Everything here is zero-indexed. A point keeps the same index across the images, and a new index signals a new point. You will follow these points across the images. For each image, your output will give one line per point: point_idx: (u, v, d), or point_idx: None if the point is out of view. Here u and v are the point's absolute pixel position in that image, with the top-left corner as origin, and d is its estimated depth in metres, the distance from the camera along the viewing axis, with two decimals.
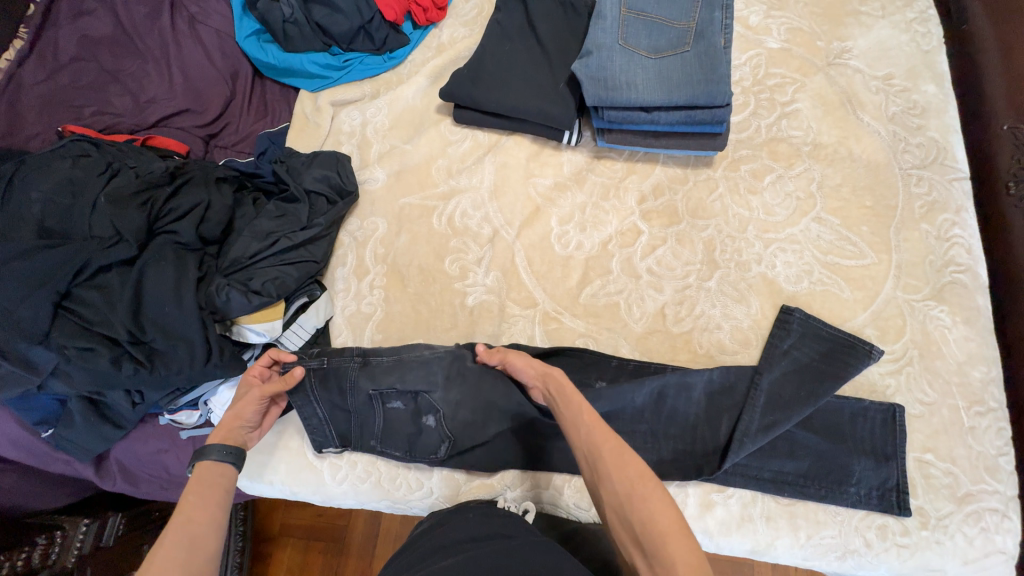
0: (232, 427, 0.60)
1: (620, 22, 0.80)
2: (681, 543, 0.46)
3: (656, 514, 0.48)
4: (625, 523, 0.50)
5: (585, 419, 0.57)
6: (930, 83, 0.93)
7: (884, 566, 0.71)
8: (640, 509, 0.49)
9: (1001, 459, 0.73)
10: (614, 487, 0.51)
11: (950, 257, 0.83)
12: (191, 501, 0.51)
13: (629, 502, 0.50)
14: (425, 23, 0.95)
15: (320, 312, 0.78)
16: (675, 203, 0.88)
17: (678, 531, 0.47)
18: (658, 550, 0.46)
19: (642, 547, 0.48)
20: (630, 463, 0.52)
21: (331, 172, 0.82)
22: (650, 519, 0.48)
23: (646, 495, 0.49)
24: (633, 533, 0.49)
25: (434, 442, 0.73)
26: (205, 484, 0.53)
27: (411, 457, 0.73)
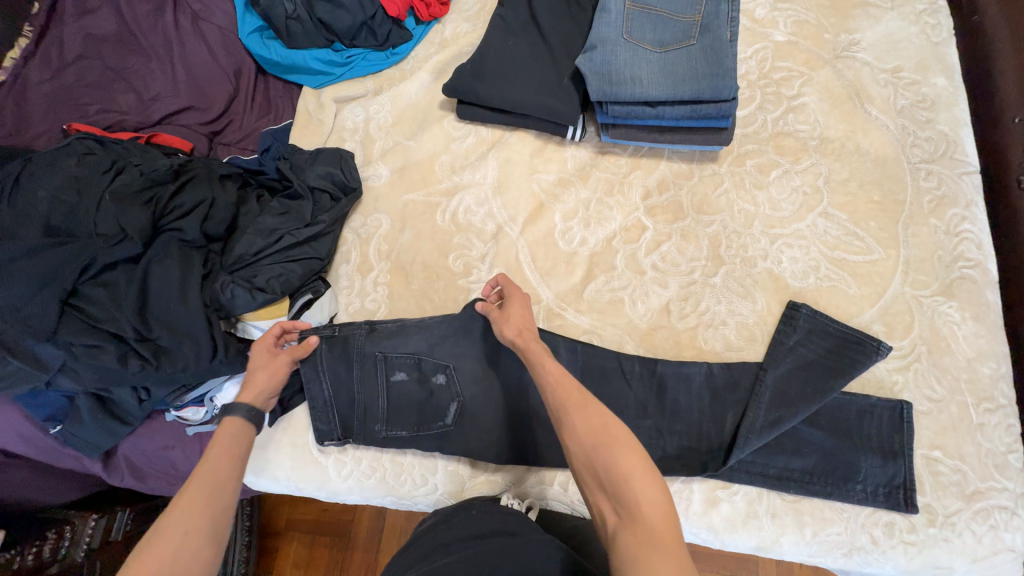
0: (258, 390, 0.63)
1: (624, 15, 0.79)
2: (646, 482, 0.48)
3: (621, 456, 0.50)
4: (591, 470, 0.52)
5: (555, 378, 0.59)
6: (940, 75, 0.92)
7: (890, 563, 0.71)
8: (606, 455, 0.51)
9: (1011, 456, 0.73)
10: (580, 438, 0.53)
11: (960, 252, 0.82)
12: (209, 456, 0.53)
13: (595, 451, 0.52)
14: (427, 19, 0.94)
15: (324, 309, 0.78)
16: (680, 198, 0.87)
17: (641, 470, 0.49)
18: (624, 491, 0.49)
19: (607, 491, 0.50)
20: (596, 414, 0.54)
21: (335, 168, 0.82)
22: (616, 463, 0.50)
23: (611, 443, 0.51)
24: (599, 479, 0.51)
25: (446, 400, 0.74)
26: (221, 443, 0.55)
27: (426, 418, 0.73)
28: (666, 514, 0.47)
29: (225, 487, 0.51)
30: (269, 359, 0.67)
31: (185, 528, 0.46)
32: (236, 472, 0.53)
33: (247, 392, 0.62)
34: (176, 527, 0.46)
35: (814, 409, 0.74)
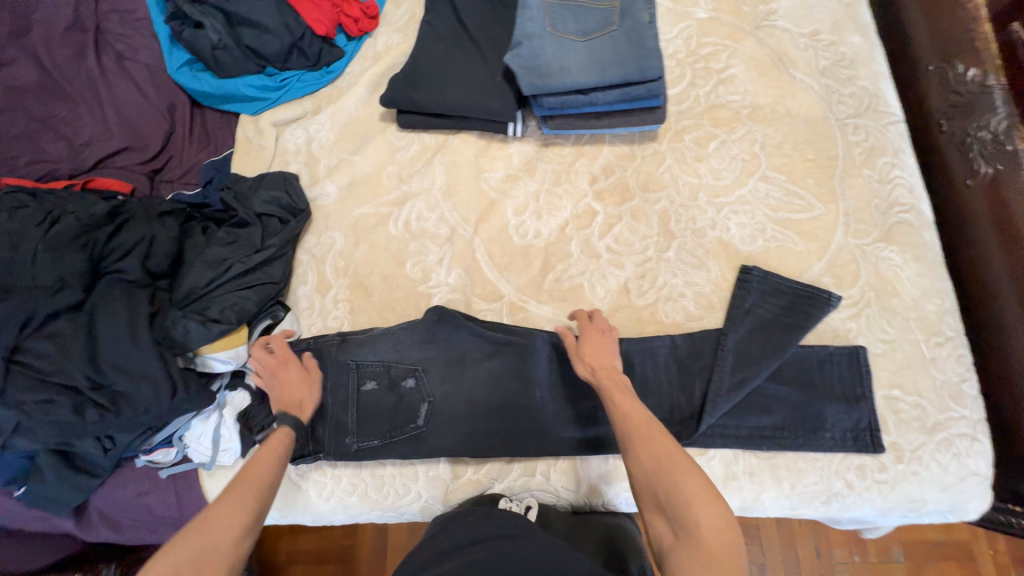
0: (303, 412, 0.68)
1: (545, 10, 0.81)
2: (708, 510, 0.53)
3: (682, 482, 0.55)
4: (652, 494, 0.56)
5: (623, 410, 0.62)
6: (855, 34, 0.97)
7: (868, 504, 0.73)
8: (669, 482, 0.55)
9: (964, 385, 0.76)
10: (643, 463, 0.58)
11: (894, 198, 0.86)
12: (257, 453, 0.61)
13: (655, 475, 0.56)
14: (358, 34, 0.95)
15: (285, 334, 0.78)
16: (626, 180, 0.89)
17: (702, 497, 0.54)
18: (687, 519, 0.53)
19: (667, 516, 0.55)
20: (659, 443, 0.58)
21: (280, 192, 0.82)
22: (678, 490, 0.54)
23: (674, 470, 0.56)
24: (659, 503, 0.55)
25: (416, 403, 0.74)
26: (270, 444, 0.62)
27: (397, 425, 0.73)
28: (727, 543, 0.51)
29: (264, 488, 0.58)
30: (292, 381, 0.70)
31: (228, 518, 0.54)
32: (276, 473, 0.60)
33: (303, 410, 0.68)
34: (223, 514, 0.54)
35: (776, 365, 0.76)
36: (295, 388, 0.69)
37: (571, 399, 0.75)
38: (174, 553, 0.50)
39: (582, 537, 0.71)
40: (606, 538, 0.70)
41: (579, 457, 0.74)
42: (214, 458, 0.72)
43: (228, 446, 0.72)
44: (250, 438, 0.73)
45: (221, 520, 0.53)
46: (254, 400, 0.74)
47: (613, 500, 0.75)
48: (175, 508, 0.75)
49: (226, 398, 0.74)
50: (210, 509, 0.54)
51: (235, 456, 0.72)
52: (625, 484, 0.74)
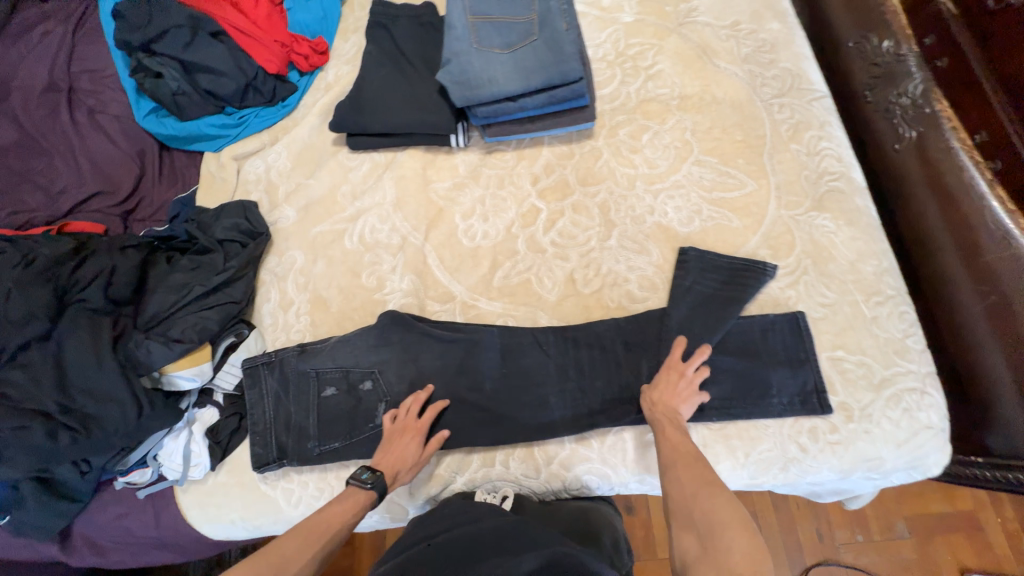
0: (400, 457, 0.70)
1: (470, 28, 0.86)
2: (741, 537, 0.53)
3: (719, 507, 0.57)
4: (686, 515, 0.58)
5: (671, 443, 0.67)
6: (774, 21, 1.02)
7: (826, 467, 0.74)
8: (702, 503, 0.58)
9: (908, 340, 0.77)
10: (682, 485, 0.61)
11: (824, 169, 0.89)
12: (332, 505, 0.64)
13: (693, 498, 0.59)
14: (308, 69, 1.03)
15: (251, 349, 0.83)
16: (566, 177, 0.94)
17: (737, 526, 0.54)
18: (715, 539, 0.54)
19: (697, 532, 0.56)
20: (701, 472, 0.61)
21: (240, 218, 0.88)
22: (712, 513, 0.56)
23: (709, 493, 0.58)
24: (691, 520, 0.58)
25: (374, 404, 0.77)
26: (346, 498, 0.65)
27: (356, 427, 0.76)
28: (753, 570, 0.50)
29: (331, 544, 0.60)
30: (404, 453, 0.71)
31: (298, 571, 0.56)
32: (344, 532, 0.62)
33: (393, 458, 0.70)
34: (294, 563, 0.56)
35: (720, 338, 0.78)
36: (398, 458, 0.70)
37: (523, 388, 0.78)
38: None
39: (558, 517, 0.72)
40: (581, 519, 0.72)
41: (534, 443, 0.76)
42: (187, 473, 0.76)
43: (199, 460, 0.75)
44: (219, 451, 0.76)
45: (286, 564, 0.56)
46: (222, 414, 0.78)
47: (575, 482, 0.76)
48: (154, 528, 0.78)
49: (196, 415, 0.78)
50: (280, 546, 0.57)
51: (206, 469, 0.76)
52: (584, 466, 0.76)
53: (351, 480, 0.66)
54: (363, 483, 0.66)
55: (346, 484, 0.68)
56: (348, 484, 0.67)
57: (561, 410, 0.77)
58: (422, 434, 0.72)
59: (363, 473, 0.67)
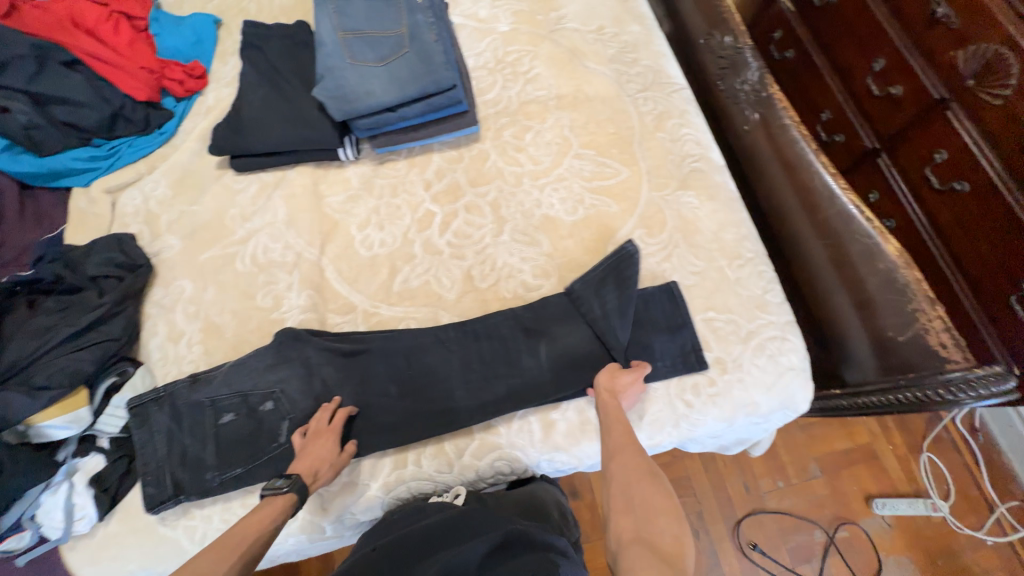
0: (314, 457, 0.69)
1: (341, 45, 0.88)
2: (671, 523, 0.59)
3: (657, 495, 0.61)
4: (624, 498, 0.62)
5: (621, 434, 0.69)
6: (634, 24, 1.13)
7: (711, 417, 0.81)
8: (642, 490, 0.62)
9: (767, 295, 0.87)
10: (628, 469, 0.64)
11: (686, 152, 0.99)
12: (247, 517, 0.62)
13: (635, 484, 0.63)
14: (186, 93, 1.01)
15: (137, 388, 0.77)
16: (458, 179, 0.98)
17: (669, 514, 0.60)
18: (650, 524, 0.59)
19: (634, 514, 0.60)
20: (643, 459, 0.66)
21: (114, 252, 0.83)
22: (649, 499, 0.61)
23: (650, 482, 0.63)
24: (629, 504, 0.61)
25: (276, 424, 0.75)
26: (263, 507, 0.63)
27: (259, 451, 0.73)
28: (680, 552, 0.56)
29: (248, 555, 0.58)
30: (320, 453, 0.70)
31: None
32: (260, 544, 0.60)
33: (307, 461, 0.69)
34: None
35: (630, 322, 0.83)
36: (316, 460, 0.69)
37: (429, 385, 0.80)
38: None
39: (511, 503, 0.78)
40: (531, 503, 0.79)
41: (444, 437, 0.78)
42: (70, 528, 0.70)
43: (84, 513, 0.70)
44: (107, 499, 0.71)
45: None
46: (108, 460, 0.73)
47: (488, 470, 0.79)
48: None
49: (78, 465, 0.73)
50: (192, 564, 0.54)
51: (92, 521, 0.70)
52: (494, 453, 0.78)
53: (264, 491, 0.64)
54: (280, 489, 0.65)
55: (262, 497, 0.66)
56: (264, 495, 0.65)
57: (467, 401, 0.79)
58: (336, 433, 0.72)
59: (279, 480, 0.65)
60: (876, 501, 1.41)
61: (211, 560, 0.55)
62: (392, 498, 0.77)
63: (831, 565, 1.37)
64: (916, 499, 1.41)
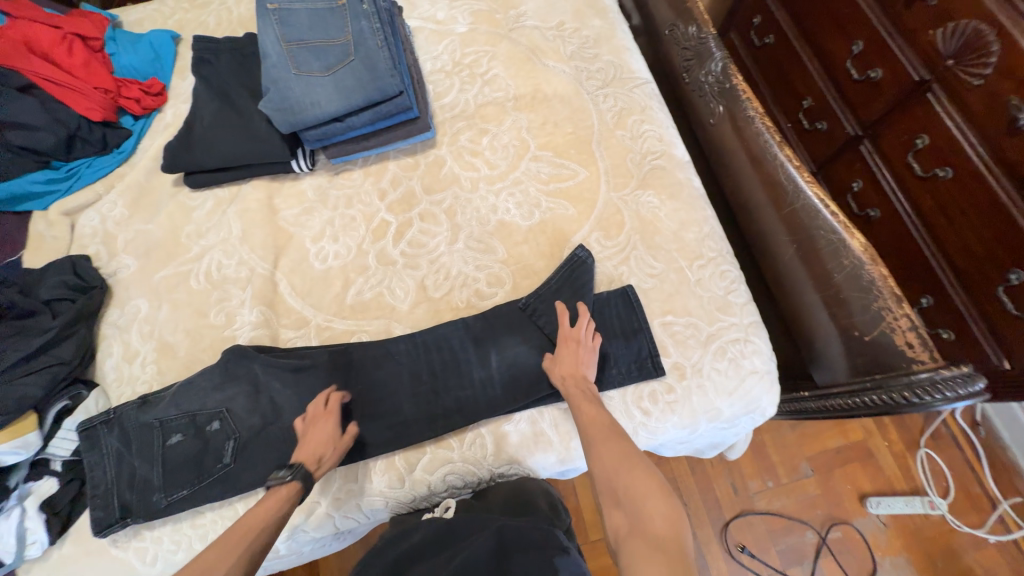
0: (314, 445, 0.70)
1: (285, 55, 0.87)
2: (660, 502, 0.56)
3: (639, 476, 0.59)
4: (610, 490, 0.60)
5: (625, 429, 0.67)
6: (595, 18, 1.10)
7: (670, 424, 0.79)
8: (623, 476, 0.59)
9: (730, 296, 0.84)
10: (606, 459, 0.62)
11: (646, 150, 0.96)
12: (257, 506, 0.63)
13: (617, 473, 0.60)
14: (143, 111, 1.02)
15: (90, 410, 0.78)
16: (413, 188, 0.96)
17: (655, 492, 0.57)
18: (640, 512, 0.56)
19: (623, 507, 0.57)
20: (618, 444, 0.63)
21: (67, 275, 0.84)
22: (632, 484, 0.58)
23: (629, 466, 0.60)
24: (615, 496, 0.59)
25: (223, 444, 0.75)
26: (270, 497, 0.64)
27: (205, 472, 0.74)
28: (673, 533, 0.53)
29: (260, 541, 0.59)
30: (321, 439, 0.70)
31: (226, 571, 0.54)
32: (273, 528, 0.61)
33: (308, 448, 0.69)
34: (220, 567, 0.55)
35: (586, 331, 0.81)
36: (318, 445, 0.70)
37: (379, 399, 0.79)
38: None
39: (496, 498, 0.77)
40: (517, 495, 0.76)
41: (394, 452, 0.77)
42: (22, 553, 0.70)
43: (36, 537, 0.70)
44: (58, 522, 0.72)
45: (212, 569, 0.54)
46: (60, 483, 0.74)
47: (440, 484, 0.78)
48: None
49: (30, 489, 0.73)
50: (204, 554, 0.56)
51: (43, 546, 0.71)
52: (446, 467, 0.77)
53: (269, 482, 0.65)
54: (283, 479, 0.65)
55: (268, 489, 0.66)
56: (269, 486, 0.65)
57: (418, 413, 0.78)
58: (334, 416, 0.73)
59: (279, 470, 0.66)
60: (870, 500, 1.33)
61: (221, 549, 0.56)
62: (344, 514, 0.76)
63: (824, 567, 1.30)
64: (913, 497, 1.33)
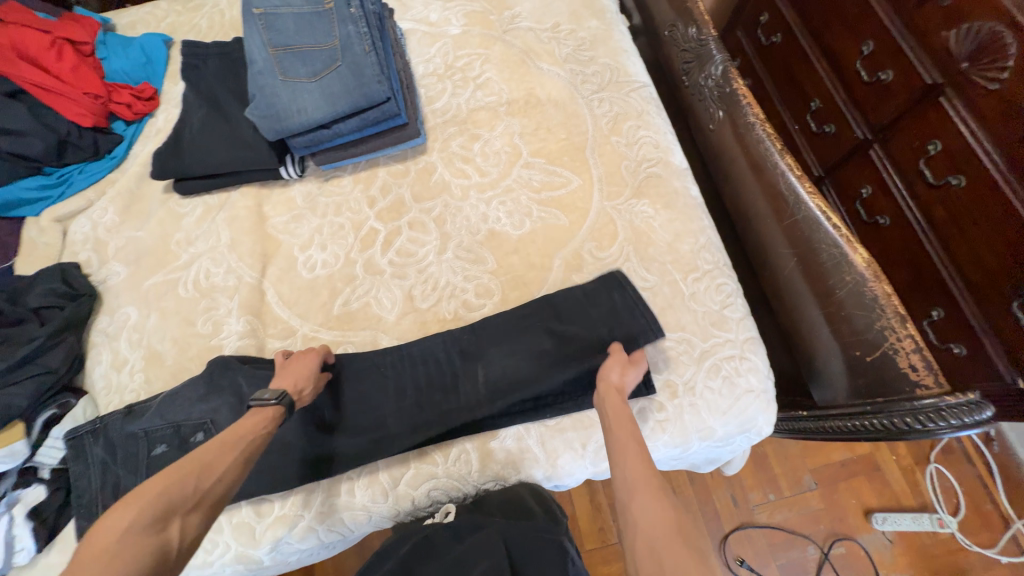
0: (299, 374, 0.71)
1: (272, 61, 0.86)
2: None
3: (688, 555, 0.47)
4: (650, 558, 0.47)
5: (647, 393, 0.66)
6: (592, 19, 1.07)
7: (660, 443, 0.76)
8: (672, 549, 0.47)
9: (726, 310, 0.81)
10: (652, 518, 0.50)
11: (642, 156, 0.93)
12: (242, 421, 0.62)
13: (664, 541, 0.48)
14: (135, 117, 1.02)
15: (78, 418, 0.79)
16: (403, 195, 0.94)
17: None
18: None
19: None
20: (671, 506, 0.51)
21: (57, 283, 0.84)
22: (677, 560, 0.46)
23: (682, 541, 0.48)
24: (659, 566, 0.47)
25: None
26: (253, 415, 0.63)
27: None
28: None
29: (250, 450, 0.59)
30: (304, 371, 0.72)
31: (223, 472, 0.55)
32: (261, 442, 0.61)
33: (291, 379, 0.70)
34: (217, 468, 0.55)
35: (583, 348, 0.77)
36: (300, 374, 0.71)
37: (363, 412, 0.78)
38: (165, 490, 0.50)
39: (494, 508, 0.75)
40: (508, 498, 0.75)
41: (377, 467, 0.76)
42: (9, 560, 0.70)
43: (23, 545, 0.70)
44: (46, 530, 0.72)
45: (210, 467, 0.54)
46: (47, 491, 0.74)
47: (424, 499, 0.76)
48: None
49: (19, 497, 0.73)
50: (197, 455, 0.55)
51: (30, 552, 0.71)
52: (430, 483, 0.75)
53: (252, 400, 0.64)
54: (267, 400, 0.65)
55: (248, 410, 0.65)
56: (250, 405, 0.64)
57: (400, 428, 0.76)
58: (320, 353, 0.75)
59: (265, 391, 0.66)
60: (876, 516, 1.27)
61: (215, 452, 0.56)
62: (327, 529, 0.75)
63: None
64: (921, 514, 1.28)
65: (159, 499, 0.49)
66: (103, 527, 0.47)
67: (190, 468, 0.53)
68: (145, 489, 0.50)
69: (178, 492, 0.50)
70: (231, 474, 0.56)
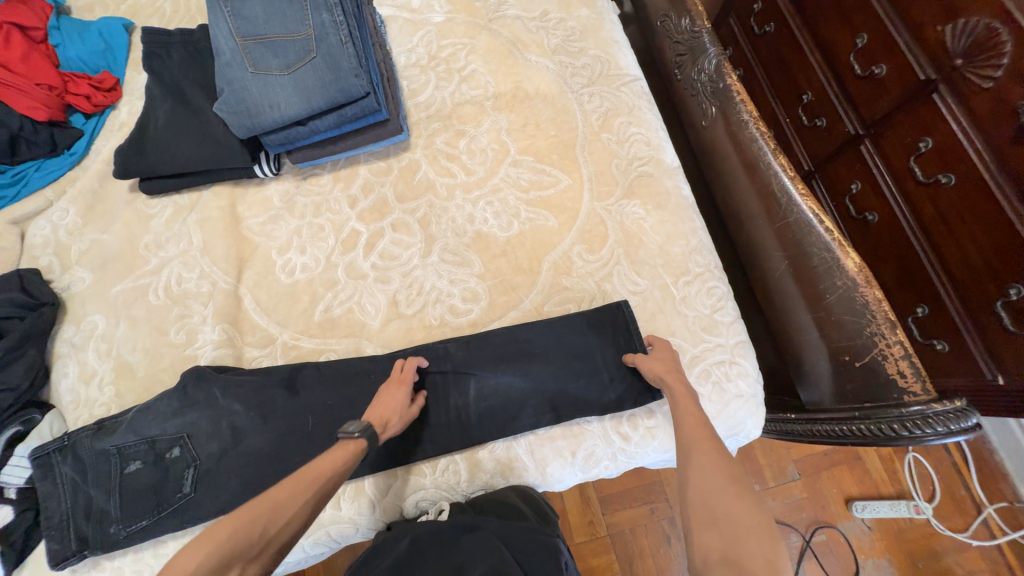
0: (386, 408, 0.68)
1: (242, 52, 0.81)
2: (759, 543, 0.46)
3: (739, 509, 0.49)
4: (703, 505, 0.51)
5: (676, 404, 0.64)
6: (582, 8, 1.02)
7: (651, 449, 0.77)
8: (727, 498, 0.50)
9: (716, 314, 0.80)
10: (706, 469, 0.53)
11: (633, 155, 0.90)
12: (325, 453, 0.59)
13: (717, 493, 0.51)
14: (95, 109, 0.95)
15: (45, 434, 0.75)
16: (386, 195, 0.90)
17: (757, 534, 0.47)
18: (739, 542, 0.47)
19: (720, 528, 0.48)
20: (721, 461, 0.54)
21: (14, 291, 0.79)
22: (715, 506, 0.50)
23: (734, 491, 0.51)
24: (711, 514, 0.49)
25: (182, 473, 0.72)
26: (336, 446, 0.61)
27: (163, 502, 0.71)
28: None
29: (322, 494, 0.56)
30: (391, 403, 0.69)
31: (291, 518, 0.53)
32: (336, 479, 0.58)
33: (374, 412, 0.67)
34: (286, 512, 0.53)
35: (580, 364, 0.77)
36: (386, 409, 0.68)
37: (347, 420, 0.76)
38: (236, 532, 0.49)
39: (485, 509, 0.75)
40: (501, 503, 0.76)
41: (362, 478, 0.74)
42: None
43: None
44: (13, 555, 0.70)
45: (278, 510, 0.52)
46: (14, 513, 0.71)
47: (413, 510, 0.75)
48: None
49: None
50: (272, 492, 0.53)
51: None
52: (418, 494, 0.74)
53: (338, 431, 0.62)
54: (351, 433, 0.62)
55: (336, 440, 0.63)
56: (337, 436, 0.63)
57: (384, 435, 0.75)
58: (407, 382, 0.71)
59: (349, 424, 0.63)
60: (856, 504, 1.29)
61: (288, 492, 0.54)
62: (312, 541, 0.73)
63: (807, 572, 1.25)
64: (898, 501, 1.29)
65: (226, 543, 0.48)
66: (179, 561, 0.46)
67: (271, 501, 0.52)
68: (217, 528, 0.49)
69: (246, 537, 0.49)
70: (297, 520, 0.53)
